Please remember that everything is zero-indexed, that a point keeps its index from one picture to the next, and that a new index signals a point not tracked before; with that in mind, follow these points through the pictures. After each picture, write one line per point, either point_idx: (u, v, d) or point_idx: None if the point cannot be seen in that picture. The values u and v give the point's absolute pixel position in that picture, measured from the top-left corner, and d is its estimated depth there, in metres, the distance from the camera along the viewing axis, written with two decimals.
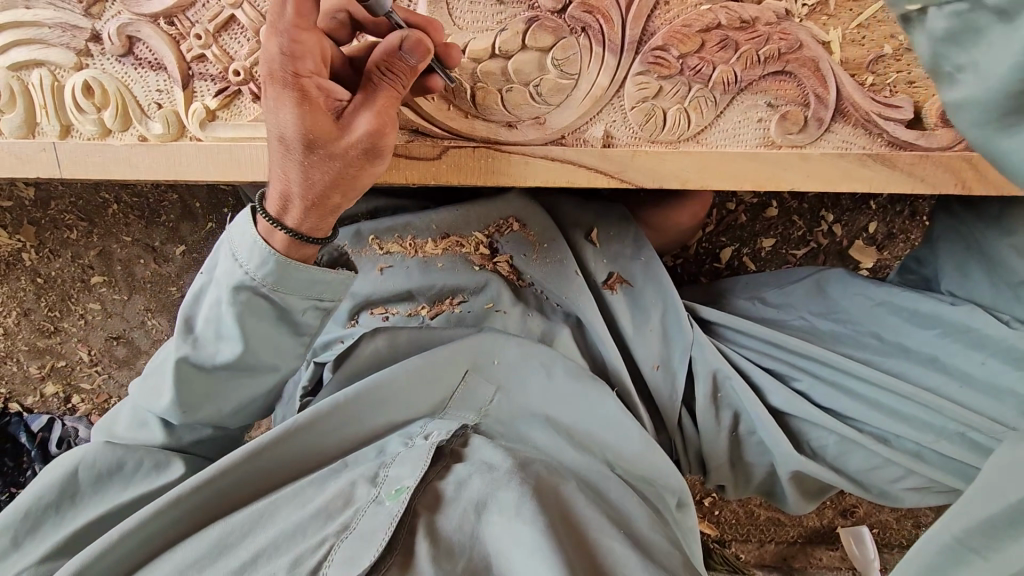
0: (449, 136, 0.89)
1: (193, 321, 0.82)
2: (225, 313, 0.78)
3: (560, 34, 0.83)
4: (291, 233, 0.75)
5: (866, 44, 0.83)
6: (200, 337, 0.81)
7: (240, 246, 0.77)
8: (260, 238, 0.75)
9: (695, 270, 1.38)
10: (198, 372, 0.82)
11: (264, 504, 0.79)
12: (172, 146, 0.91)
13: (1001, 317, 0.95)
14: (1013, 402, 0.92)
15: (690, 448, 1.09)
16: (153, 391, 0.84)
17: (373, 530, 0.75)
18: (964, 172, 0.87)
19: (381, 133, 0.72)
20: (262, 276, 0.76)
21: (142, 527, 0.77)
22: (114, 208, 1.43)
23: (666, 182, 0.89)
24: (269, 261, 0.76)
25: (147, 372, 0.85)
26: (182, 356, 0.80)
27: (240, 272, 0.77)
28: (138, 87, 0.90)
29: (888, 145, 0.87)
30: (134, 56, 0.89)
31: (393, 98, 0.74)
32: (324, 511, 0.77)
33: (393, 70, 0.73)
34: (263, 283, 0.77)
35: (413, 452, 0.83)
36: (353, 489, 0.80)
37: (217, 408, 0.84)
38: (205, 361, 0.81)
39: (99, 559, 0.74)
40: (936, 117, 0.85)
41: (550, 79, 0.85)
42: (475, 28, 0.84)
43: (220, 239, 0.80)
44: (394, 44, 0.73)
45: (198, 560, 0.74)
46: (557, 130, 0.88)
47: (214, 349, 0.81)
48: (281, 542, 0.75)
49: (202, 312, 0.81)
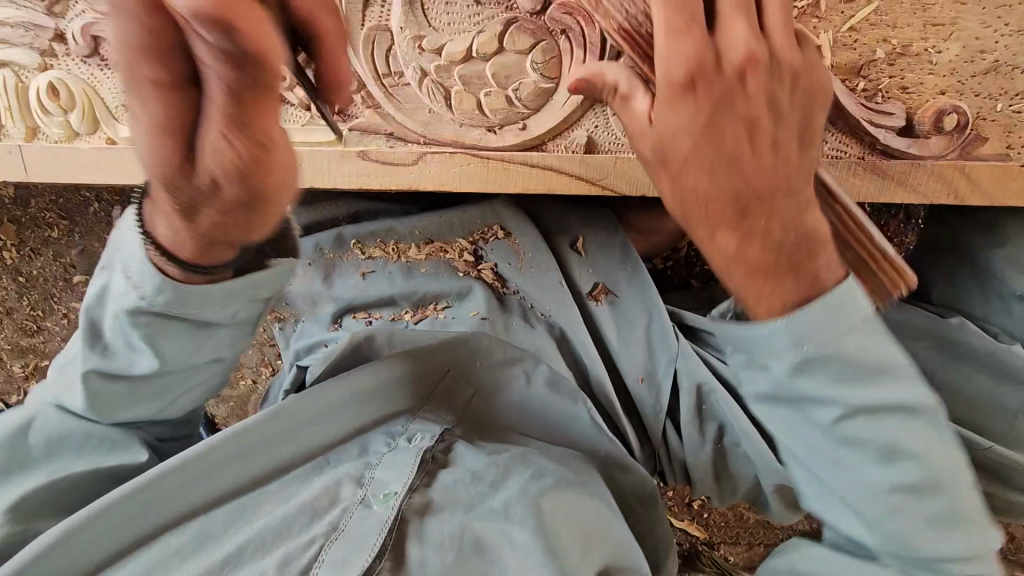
0: (426, 141, 0.86)
1: (98, 327, 0.74)
2: (112, 327, 0.72)
3: (540, 36, 0.80)
4: (165, 257, 0.63)
5: (858, 48, 0.80)
6: (101, 338, 0.74)
7: (121, 254, 0.67)
8: (147, 263, 0.64)
9: (685, 272, 1.35)
10: (115, 380, 0.75)
11: (247, 499, 0.76)
12: None
13: (991, 329, 0.97)
14: (998, 416, 0.93)
15: (675, 460, 1.05)
16: (68, 390, 0.76)
17: (363, 535, 0.70)
18: (957, 182, 0.83)
19: (225, 145, 0.49)
20: (156, 299, 0.66)
21: (100, 519, 0.70)
22: (96, 207, 1.41)
23: (651, 191, 0.86)
24: (153, 279, 0.65)
25: (59, 370, 0.78)
26: (90, 367, 0.74)
27: (134, 294, 0.67)
28: (105, 89, 0.87)
29: (879, 154, 0.84)
30: (100, 56, 0.86)
31: (205, 99, 0.47)
32: (311, 511, 0.72)
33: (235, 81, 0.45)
34: (152, 302, 0.67)
35: (398, 456, 0.79)
36: (338, 487, 0.75)
37: (133, 405, 0.77)
38: (120, 370, 0.74)
39: (60, 548, 0.68)
40: (930, 124, 0.82)
41: (530, 82, 0.82)
42: (452, 30, 0.81)
43: (111, 241, 0.71)
44: (265, 70, 0.45)
45: (169, 558, 0.69)
46: (538, 136, 0.86)
47: (116, 350, 0.74)
48: (266, 538, 0.70)
49: (101, 310, 0.73)
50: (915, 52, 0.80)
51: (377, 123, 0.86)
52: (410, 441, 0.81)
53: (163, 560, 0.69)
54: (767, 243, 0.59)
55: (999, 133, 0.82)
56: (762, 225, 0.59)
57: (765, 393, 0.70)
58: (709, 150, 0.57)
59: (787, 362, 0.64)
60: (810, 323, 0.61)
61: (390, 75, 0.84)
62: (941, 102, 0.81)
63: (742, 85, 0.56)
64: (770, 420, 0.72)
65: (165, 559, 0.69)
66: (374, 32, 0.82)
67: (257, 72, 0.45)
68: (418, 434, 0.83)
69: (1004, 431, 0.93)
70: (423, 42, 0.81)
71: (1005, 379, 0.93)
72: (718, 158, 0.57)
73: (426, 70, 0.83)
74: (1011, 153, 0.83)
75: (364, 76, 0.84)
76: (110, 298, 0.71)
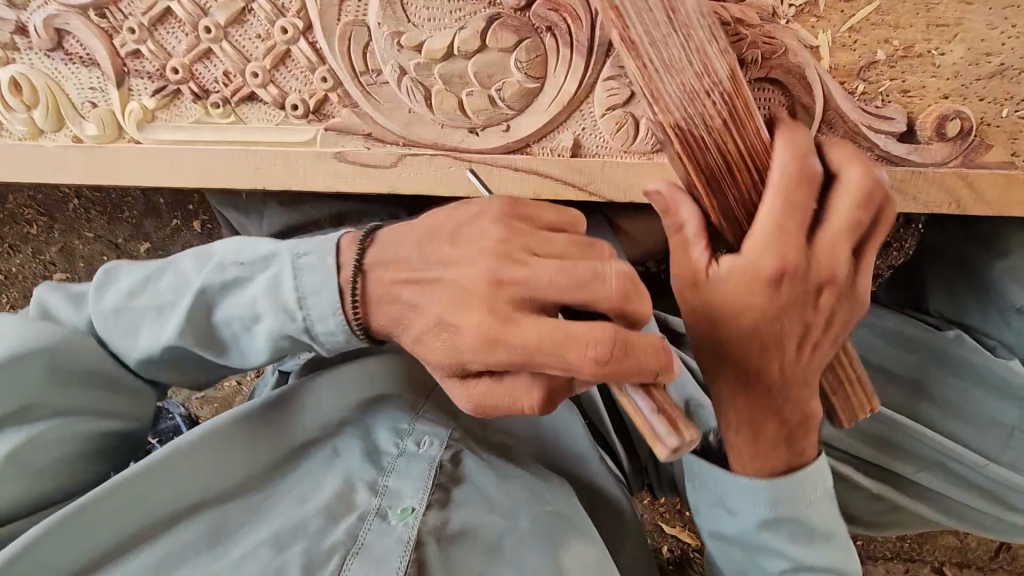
0: (406, 143, 0.83)
1: (212, 307, 0.72)
2: (259, 334, 0.71)
3: (524, 33, 0.76)
4: (343, 316, 0.67)
5: (858, 48, 0.76)
6: (224, 326, 0.72)
7: (308, 286, 0.67)
8: (327, 283, 0.67)
9: None
10: (189, 355, 0.75)
11: (257, 498, 0.74)
12: (109, 148, 0.85)
13: (988, 343, 0.96)
14: (995, 433, 0.92)
15: (663, 473, 1.01)
16: (127, 332, 0.75)
17: (384, 553, 0.69)
18: (960, 191, 0.80)
19: (480, 411, 0.62)
20: (319, 338, 0.69)
21: (96, 509, 0.66)
22: (75, 203, 1.37)
23: (640, 198, 0.83)
24: (337, 335, 0.69)
25: (124, 303, 0.74)
26: (189, 344, 0.72)
27: (291, 316, 0.69)
28: (72, 85, 0.84)
29: (878, 160, 0.81)
30: (64, 51, 0.82)
31: (517, 399, 0.59)
32: (326, 519, 0.71)
33: (590, 361, 0.54)
34: (299, 327, 0.69)
35: (413, 466, 0.77)
36: (353, 493, 0.74)
37: (190, 368, 0.78)
38: (215, 354, 0.74)
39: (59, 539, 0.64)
40: (932, 130, 0.78)
41: (514, 82, 0.78)
42: (431, 27, 0.77)
43: (272, 252, 0.70)
44: (660, 422, 0.55)
45: (177, 556, 0.67)
46: (522, 137, 0.82)
47: (243, 346, 0.74)
48: (278, 542, 0.69)
49: (234, 299, 0.71)
50: (917, 54, 0.76)
51: (355, 124, 0.82)
52: (420, 447, 0.79)
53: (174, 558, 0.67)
54: (777, 425, 0.68)
55: (1003, 139, 0.79)
56: (780, 407, 0.67)
57: (724, 531, 0.77)
58: (765, 329, 0.62)
59: (754, 518, 0.73)
60: (778, 492, 0.71)
61: (368, 72, 0.80)
62: (944, 107, 0.77)
63: (816, 299, 0.62)
64: (721, 548, 0.79)
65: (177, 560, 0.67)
66: (350, 27, 0.78)
67: (659, 448, 0.55)
68: (426, 437, 0.80)
69: (1000, 449, 0.91)
70: (401, 38, 0.77)
71: (1002, 395, 0.91)
72: (765, 344, 0.63)
73: (405, 68, 0.79)
74: (1016, 161, 0.79)
75: (340, 74, 0.80)
76: (265, 308, 0.69)
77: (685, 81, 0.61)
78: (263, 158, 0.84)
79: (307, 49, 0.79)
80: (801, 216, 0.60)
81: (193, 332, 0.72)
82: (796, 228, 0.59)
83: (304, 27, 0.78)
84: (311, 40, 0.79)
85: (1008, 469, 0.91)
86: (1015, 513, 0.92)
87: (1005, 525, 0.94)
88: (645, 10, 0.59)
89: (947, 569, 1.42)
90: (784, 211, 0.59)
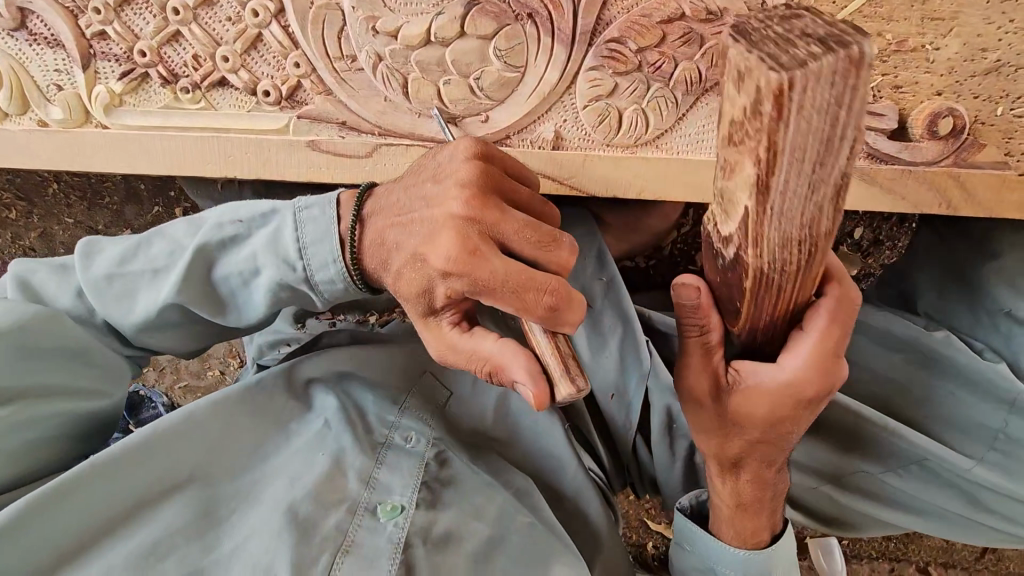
0: (381, 132, 0.80)
1: (214, 265, 0.69)
2: (259, 288, 0.69)
3: (503, 20, 0.73)
4: (346, 263, 0.66)
5: None
6: (222, 282, 0.70)
7: (310, 236, 0.66)
8: (326, 244, 0.66)
9: (669, 271, 1.22)
10: (185, 316, 0.72)
11: (243, 483, 0.73)
12: (76, 133, 0.83)
13: (974, 346, 0.93)
14: (978, 436, 0.90)
15: (645, 473, 1.00)
16: (119, 300, 0.71)
17: (376, 554, 0.69)
18: (950, 191, 0.78)
19: (442, 357, 0.62)
20: (320, 288, 0.68)
21: (76, 489, 0.65)
22: (54, 187, 1.30)
23: (623, 193, 0.81)
24: (337, 282, 0.68)
25: (114, 270, 0.70)
26: (186, 303, 0.69)
27: (297, 268, 0.67)
28: (36, 67, 0.81)
29: (867, 158, 0.78)
30: (28, 31, 0.79)
31: (475, 351, 0.59)
32: (317, 504, 0.71)
33: (541, 308, 0.55)
34: (307, 278, 0.67)
35: (404, 460, 0.78)
36: (343, 481, 0.74)
37: (185, 332, 0.74)
38: (217, 316, 0.72)
39: (42, 514, 0.63)
40: (925, 127, 0.75)
41: (493, 71, 0.76)
42: (408, 11, 0.74)
43: (271, 214, 0.69)
44: (564, 368, 0.56)
45: (159, 543, 0.65)
46: (503, 128, 0.79)
47: (241, 303, 0.71)
48: (265, 528, 0.68)
49: (235, 255, 0.69)
50: (911, 48, 0.74)
51: (330, 111, 0.80)
52: (407, 442, 0.81)
53: (163, 536, 0.65)
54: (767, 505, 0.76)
55: (998, 138, 0.76)
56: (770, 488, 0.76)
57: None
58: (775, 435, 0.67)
59: None
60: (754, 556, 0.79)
61: (342, 58, 0.77)
62: (937, 103, 0.75)
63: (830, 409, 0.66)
64: None
65: (165, 536, 0.65)
66: (323, 11, 0.75)
67: (561, 386, 0.55)
68: (411, 433, 0.82)
69: (982, 451, 0.90)
70: (376, 23, 0.74)
71: (988, 399, 0.89)
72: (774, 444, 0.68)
73: (380, 55, 0.76)
74: (1009, 160, 0.77)
75: (314, 60, 0.77)
76: (265, 260, 0.68)
77: (790, 227, 0.45)
78: (234, 145, 0.81)
79: (279, 33, 0.76)
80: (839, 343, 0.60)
81: (192, 291, 0.69)
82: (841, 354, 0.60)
83: (275, 10, 0.76)
84: (283, 24, 0.76)
85: (991, 472, 0.90)
86: (983, 513, 0.93)
87: (981, 526, 0.95)
88: (795, 160, 0.41)
89: (932, 569, 1.42)
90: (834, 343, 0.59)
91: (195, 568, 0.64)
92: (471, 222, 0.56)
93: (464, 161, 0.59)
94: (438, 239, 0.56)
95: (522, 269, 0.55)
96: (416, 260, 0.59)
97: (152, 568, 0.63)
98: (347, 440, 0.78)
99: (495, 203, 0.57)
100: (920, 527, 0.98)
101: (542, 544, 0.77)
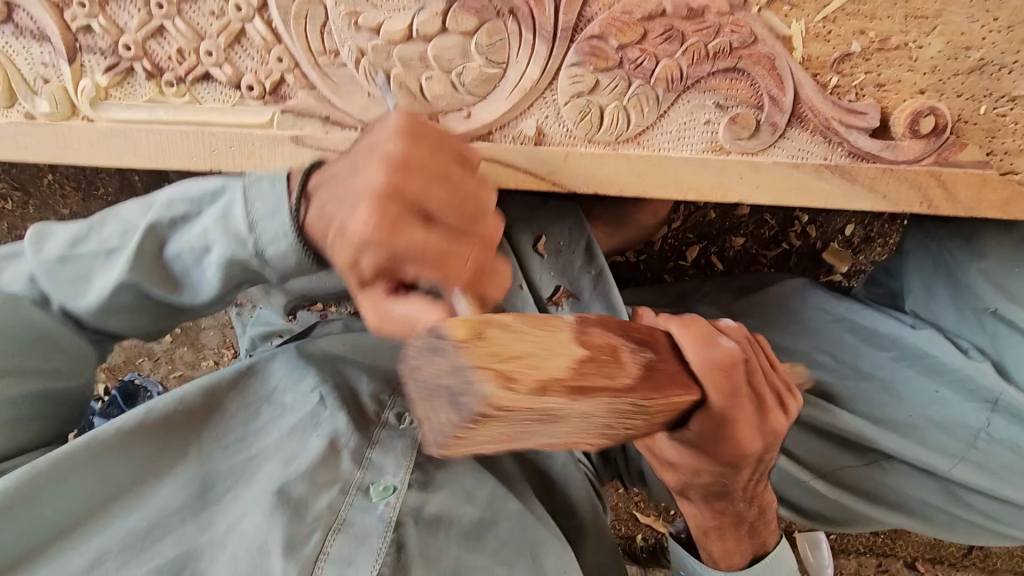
0: (366, 128, 0.81)
1: (165, 244, 0.68)
2: (209, 265, 0.67)
3: (485, 16, 0.74)
4: (299, 237, 0.64)
5: (832, 39, 0.73)
6: (173, 259, 0.68)
7: (262, 209, 0.64)
8: (278, 218, 0.64)
9: (659, 267, 1.22)
10: (139, 299, 0.70)
11: (241, 464, 0.73)
12: (63, 126, 0.83)
13: (961, 344, 0.93)
14: (962, 435, 0.90)
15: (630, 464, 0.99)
16: (72, 283, 0.70)
17: (367, 535, 0.69)
18: (932, 190, 0.78)
19: (380, 330, 0.56)
20: (274, 262, 0.66)
21: (69, 472, 0.66)
22: (49, 178, 1.30)
23: (603, 189, 0.81)
24: (290, 257, 0.65)
25: (65, 252, 0.69)
26: (135, 282, 0.67)
27: (246, 243, 0.65)
28: (22, 60, 0.81)
29: (849, 156, 0.78)
30: (14, 24, 0.80)
31: (406, 320, 0.53)
32: (310, 485, 0.71)
33: (467, 277, 0.55)
34: (257, 255, 0.66)
35: (397, 441, 0.77)
36: (337, 459, 0.74)
37: (140, 315, 0.73)
38: (168, 296, 0.70)
39: (41, 491, 0.65)
40: (906, 126, 0.75)
41: (475, 67, 0.76)
42: (390, 7, 0.74)
43: (227, 191, 0.67)
44: None
45: (154, 528, 0.66)
46: (484, 125, 0.80)
47: (194, 281, 0.69)
48: (258, 509, 0.68)
49: (187, 232, 0.68)
50: (894, 46, 0.73)
51: (315, 107, 0.80)
52: (401, 422, 0.79)
53: (157, 519, 0.67)
54: (746, 534, 0.78)
55: (980, 137, 0.76)
56: (750, 518, 0.77)
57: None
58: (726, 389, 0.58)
59: None
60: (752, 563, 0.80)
61: (326, 53, 0.77)
62: (920, 102, 0.74)
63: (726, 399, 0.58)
64: None
65: (160, 519, 0.67)
66: (307, 6, 0.75)
67: None
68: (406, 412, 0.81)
69: (964, 450, 0.90)
70: (359, 19, 0.75)
71: (970, 398, 0.89)
72: (739, 515, 0.76)
73: (363, 50, 0.76)
74: (991, 160, 0.76)
75: (297, 54, 0.78)
76: (217, 236, 0.66)
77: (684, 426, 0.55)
78: (219, 139, 0.82)
79: (262, 27, 0.77)
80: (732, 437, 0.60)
81: (143, 268, 0.67)
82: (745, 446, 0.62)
83: (259, 5, 0.76)
84: (266, 19, 0.77)
85: (975, 467, 0.90)
86: (966, 509, 0.93)
87: (961, 523, 0.95)
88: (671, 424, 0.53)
89: (920, 565, 1.42)
90: (722, 440, 0.61)
91: (190, 548, 0.65)
92: (392, 196, 0.54)
93: (398, 139, 0.56)
94: (359, 211, 0.54)
95: (444, 241, 0.55)
96: (340, 237, 0.57)
97: (147, 550, 0.65)
98: (342, 420, 0.76)
99: (420, 172, 0.55)
100: (900, 523, 0.99)
101: (534, 537, 0.76)
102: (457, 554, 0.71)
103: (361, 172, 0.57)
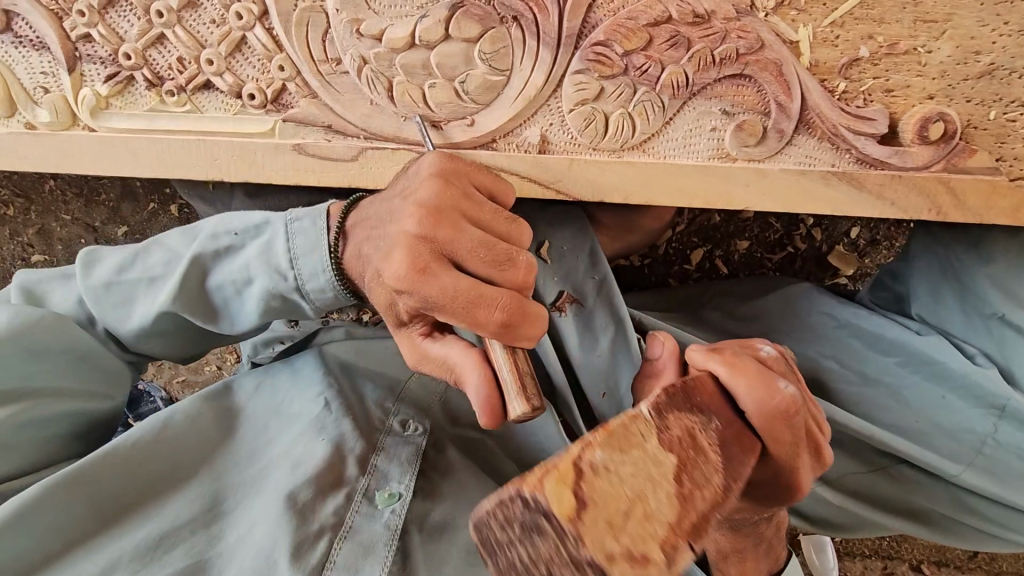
0: (368, 136, 0.80)
1: (209, 275, 0.70)
2: (251, 297, 0.70)
3: (488, 23, 0.73)
4: (333, 272, 0.66)
5: (839, 44, 0.72)
6: (216, 290, 0.70)
7: (301, 246, 0.67)
8: (327, 252, 0.66)
9: (663, 270, 1.21)
10: (184, 323, 0.73)
11: (249, 474, 0.73)
12: (63, 135, 0.83)
13: (968, 350, 0.92)
14: (970, 442, 0.89)
15: None
16: (116, 308, 0.72)
17: (374, 543, 0.68)
18: (940, 197, 0.77)
19: (418, 366, 0.64)
20: (311, 296, 0.68)
21: (74, 486, 0.66)
22: (51, 184, 1.29)
23: (608, 197, 0.81)
24: (327, 291, 0.68)
25: (113, 278, 0.71)
26: (179, 310, 0.70)
27: (289, 277, 0.67)
28: (22, 69, 0.81)
29: (857, 162, 0.77)
30: (14, 33, 0.79)
31: (439, 363, 0.62)
32: (317, 492, 0.70)
33: (492, 323, 0.55)
34: (299, 288, 0.68)
35: (402, 448, 0.77)
36: (343, 466, 0.73)
37: (183, 340, 0.76)
38: (209, 324, 0.72)
39: (46, 504, 0.64)
40: (914, 133, 0.74)
41: (478, 74, 0.75)
42: (392, 14, 0.73)
43: (270, 221, 0.69)
44: (518, 385, 0.55)
45: (162, 540, 0.65)
46: (487, 133, 0.79)
47: (234, 311, 0.72)
48: (264, 518, 0.67)
49: (228, 265, 0.70)
50: (902, 51, 0.72)
51: (317, 114, 0.80)
52: (405, 429, 0.79)
53: (167, 531, 0.66)
54: (762, 553, 0.78)
55: (990, 143, 0.75)
56: (763, 531, 0.75)
57: None
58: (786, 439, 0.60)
59: None
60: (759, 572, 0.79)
61: (327, 61, 0.77)
62: (928, 108, 0.74)
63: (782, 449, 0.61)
64: None
65: (171, 529, 0.66)
66: (307, 13, 0.74)
67: (514, 404, 0.55)
68: (410, 420, 0.81)
69: (973, 455, 0.89)
70: (361, 26, 0.74)
71: (979, 404, 0.88)
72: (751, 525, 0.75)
73: (365, 58, 0.75)
74: (1001, 166, 0.75)
75: (298, 62, 0.77)
76: (257, 270, 0.68)
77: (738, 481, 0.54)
78: (220, 148, 0.81)
79: (263, 35, 0.76)
80: (785, 473, 0.64)
81: (187, 299, 0.70)
82: (800, 483, 0.64)
83: (259, 12, 0.75)
84: (267, 27, 0.76)
85: (983, 474, 0.89)
86: (972, 515, 0.92)
87: (968, 530, 0.94)
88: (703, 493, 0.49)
89: (926, 568, 1.41)
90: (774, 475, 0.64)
91: (200, 559, 0.65)
92: (425, 241, 0.56)
93: (427, 177, 0.59)
94: (394, 255, 0.57)
95: (473, 285, 0.55)
96: (378, 283, 0.60)
97: (156, 562, 0.63)
98: (347, 427, 0.76)
99: (450, 219, 0.56)
100: (906, 530, 0.98)
101: None
102: (458, 565, 0.71)
103: (393, 217, 0.59)
